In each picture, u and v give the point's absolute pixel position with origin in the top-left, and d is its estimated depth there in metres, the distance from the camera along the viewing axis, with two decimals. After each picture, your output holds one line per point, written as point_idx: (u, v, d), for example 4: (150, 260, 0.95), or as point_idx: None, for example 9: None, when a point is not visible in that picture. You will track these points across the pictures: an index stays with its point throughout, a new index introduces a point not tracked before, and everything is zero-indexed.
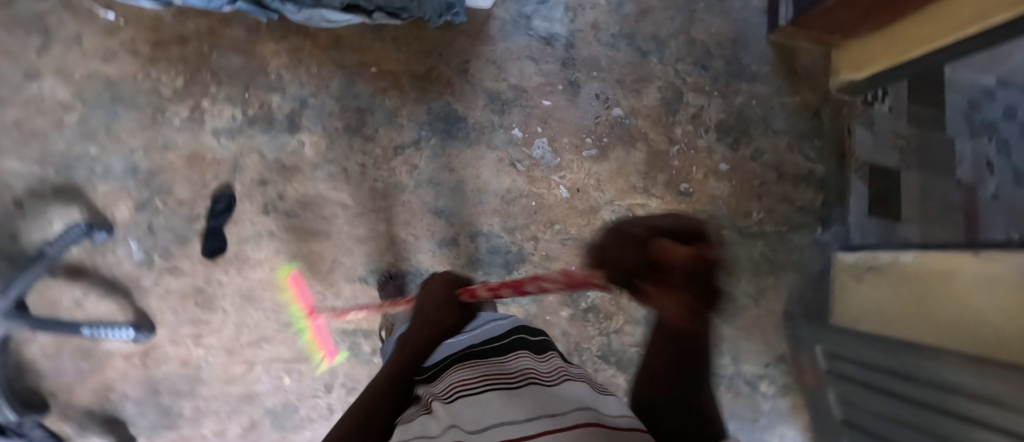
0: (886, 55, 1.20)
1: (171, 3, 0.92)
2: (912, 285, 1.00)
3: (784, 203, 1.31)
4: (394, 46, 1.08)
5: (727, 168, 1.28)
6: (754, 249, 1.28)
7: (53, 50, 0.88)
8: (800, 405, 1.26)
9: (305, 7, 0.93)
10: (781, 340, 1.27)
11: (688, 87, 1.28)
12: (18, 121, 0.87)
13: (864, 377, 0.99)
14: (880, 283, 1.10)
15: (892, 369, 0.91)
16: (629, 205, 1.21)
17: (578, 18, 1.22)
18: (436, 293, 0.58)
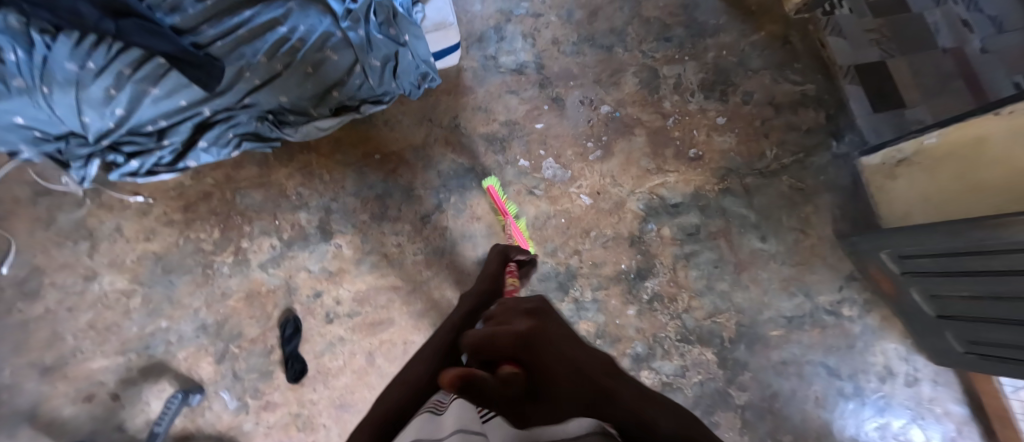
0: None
1: (187, 168, 1.02)
2: (952, 164, 1.02)
3: (790, 132, 1.34)
4: (388, 128, 1.15)
5: (724, 120, 1.31)
6: (781, 184, 1.29)
7: (101, 248, 0.97)
8: (888, 315, 1.25)
9: (298, 123, 1.07)
10: (842, 260, 1.27)
11: (660, 61, 1.33)
12: (92, 321, 0.93)
13: (943, 266, 0.99)
14: (916, 174, 1.11)
15: (970, 250, 0.90)
16: (651, 188, 1.22)
17: (538, 41, 1.28)
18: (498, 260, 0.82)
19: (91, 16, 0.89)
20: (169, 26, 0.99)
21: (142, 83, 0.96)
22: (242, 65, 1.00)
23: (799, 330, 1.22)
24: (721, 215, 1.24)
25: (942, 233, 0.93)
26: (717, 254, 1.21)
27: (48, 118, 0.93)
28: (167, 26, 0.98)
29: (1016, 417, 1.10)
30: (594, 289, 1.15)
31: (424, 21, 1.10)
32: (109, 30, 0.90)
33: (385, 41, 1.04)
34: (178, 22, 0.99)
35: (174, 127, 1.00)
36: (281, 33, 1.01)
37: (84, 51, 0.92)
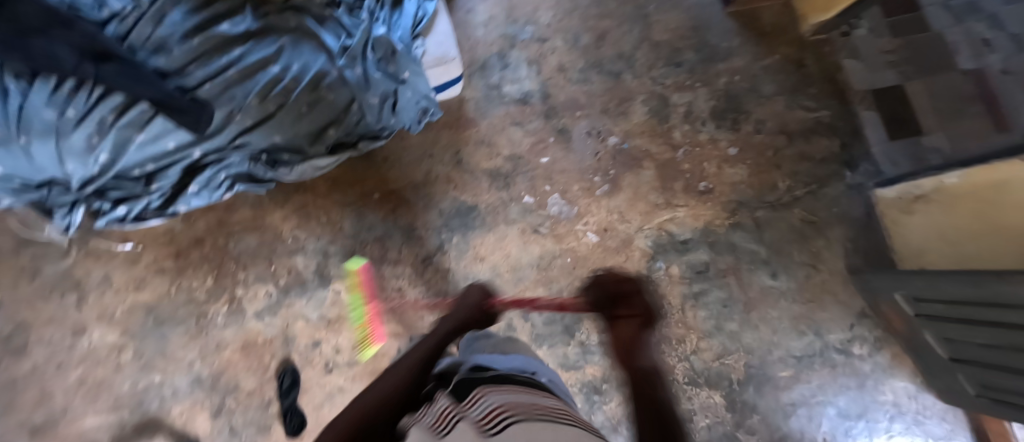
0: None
1: (177, 212, 0.99)
2: None
3: (804, 162, 1.29)
4: (387, 165, 1.11)
5: (736, 151, 1.27)
6: (793, 217, 1.25)
7: (89, 301, 0.94)
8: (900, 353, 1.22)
9: (293, 162, 1.02)
10: (854, 296, 1.24)
11: (670, 88, 1.28)
12: (84, 377, 0.91)
13: (955, 313, 0.96)
14: None
15: (981, 300, 0.87)
16: (658, 224, 1.19)
17: (543, 68, 1.23)
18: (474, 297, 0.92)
19: (69, 64, 0.87)
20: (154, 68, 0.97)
21: (127, 129, 0.93)
22: (232, 107, 0.97)
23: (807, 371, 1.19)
24: (730, 251, 1.20)
25: (953, 279, 0.92)
26: (726, 293, 1.18)
27: (29, 166, 0.90)
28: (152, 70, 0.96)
29: None
30: (600, 332, 1.09)
31: (424, 55, 1.07)
32: (89, 76, 0.88)
33: (382, 80, 1.02)
34: (164, 64, 0.97)
35: (162, 172, 0.98)
36: (274, 73, 0.98)
37: (64, 98, 0.90)
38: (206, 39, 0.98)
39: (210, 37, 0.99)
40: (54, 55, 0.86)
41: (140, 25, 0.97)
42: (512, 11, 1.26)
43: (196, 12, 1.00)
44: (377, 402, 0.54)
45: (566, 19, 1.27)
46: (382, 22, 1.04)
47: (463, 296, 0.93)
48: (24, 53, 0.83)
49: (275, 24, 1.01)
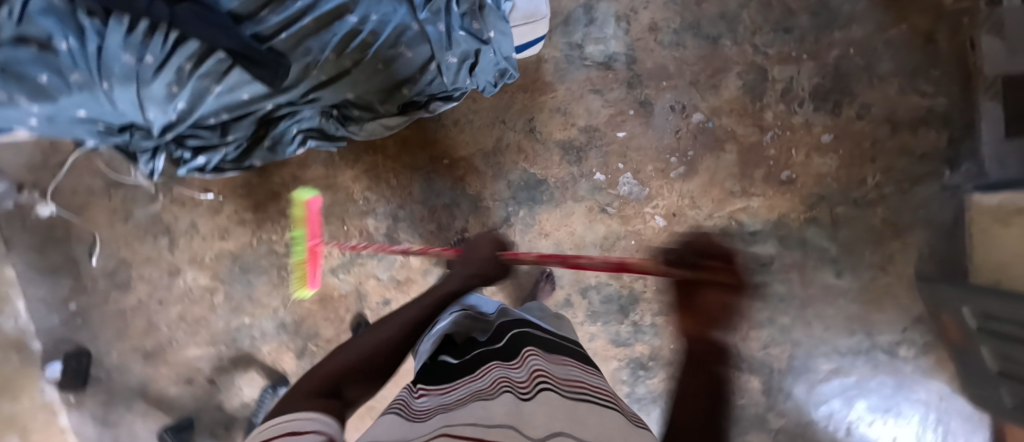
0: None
1: (252, 165, 0.99)
2: None
3: (903, 156, 1.18)
4: (457, 129, 1.07)
5: (829, 139, 1.16)
6: (875, 217, 1.18)
7: (180, 245, 1.00)
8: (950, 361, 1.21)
9: (364, 120, 0.99)
10: (915, 301, 1.21)
11: (771, 59, 1.13)
12: (182, 313, 1.00)
13: None
14: None
15: None
16: (728, 213, 1.15)
17: (632, 25, 1.10)
18: (485, 248, 0.81)
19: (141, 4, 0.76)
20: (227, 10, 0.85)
21: (205, 80, 0.85)
22: (309, 61, 0.88)
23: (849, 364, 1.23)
24: (799, 247, 1.17)
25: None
26: (784, 289, 1.19)
27: (112, 111, 0.85)
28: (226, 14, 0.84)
29: None
30: (654, 314, 1.14)
31: (513, 11, 0.94)
32: (164, 18, 0.78)
33: (468, 39, 0.91)
34: (236, 6, 0.85)
35: (237, 121, 0.94)
36: (352, 24, 0.87)
37: (139, 42, 0.80)
38: None
39: None
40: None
41: None
42: None
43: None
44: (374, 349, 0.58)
45: None
46: None
47: (469, 247, 0.83)
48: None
49: None
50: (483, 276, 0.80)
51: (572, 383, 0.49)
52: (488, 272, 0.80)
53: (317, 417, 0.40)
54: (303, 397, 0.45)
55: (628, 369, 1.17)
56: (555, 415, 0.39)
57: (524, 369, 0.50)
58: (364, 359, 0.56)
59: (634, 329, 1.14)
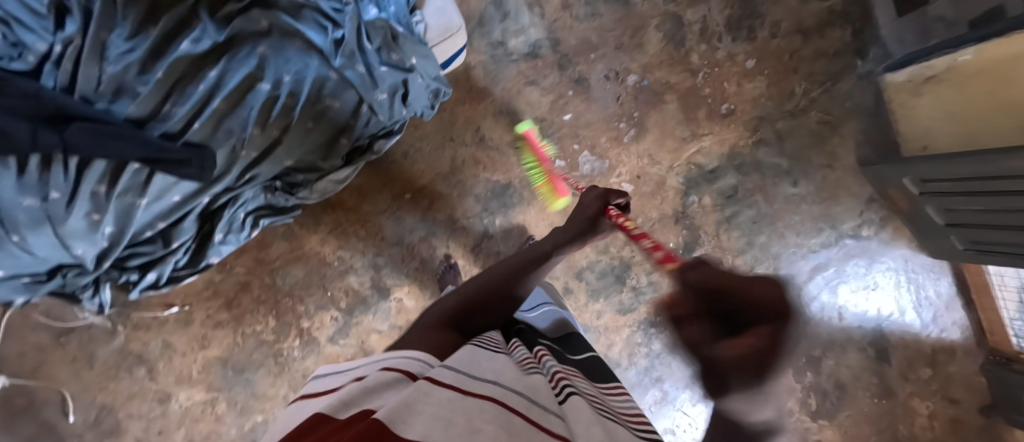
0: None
1: (210, 264, 0.92)
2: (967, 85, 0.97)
3: (818, 59, 1.26)
4: (409, 160, 1.04)
5: (753, 63, 1.22)
6: (810, 122, 1.26)
7: (160, 369, 0.93)
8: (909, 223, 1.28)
9: (311, 183, 0.93)
10: (864, 185, 1.28)
11: (682, 3, 1.17)
12: (189, 435, 0.94)
13: (960, 188, 1.01)
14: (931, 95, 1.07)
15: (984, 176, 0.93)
16: (686, 158, 1.19)
17: (545, 9, 1.09)
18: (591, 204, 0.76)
19: (23, 138, 0.68)
20: (126, 117, 0.78)
21: (127, 197, 0.79)
22: (234, 143, 0.83)
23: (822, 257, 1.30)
24: (756, 169, 1.24)
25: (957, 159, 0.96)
26: (755, 211, 1.24)
27: (33, 260, 0.77)
28: (124, 122, 0.77)
29: (994, 289, 1.20)
30: (648, 273, 1.18)
31: (427, 31, 0.91)
32: (55, 146, 0.71)
33: (392, 74, 0.86)
34: (133, 110, 0.78)
35: (177, 225, 0.86)
36: (266, 92, 0.82)
37: (37, 180, 0.73)
38: (169, 66, 0.78)
39: (173, 62, 0.78)
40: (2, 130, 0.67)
41: (82, 68, 0.75)
42: None
43: (140, 32, 0.77)
44: (503, 275, 0.62)
45: None
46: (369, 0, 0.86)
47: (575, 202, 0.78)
48: None
49: (245, 27, 0.80)
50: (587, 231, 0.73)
51: (600, 394, 0.49)
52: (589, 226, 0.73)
53: (408, 357, 0.44)
54: (423, 332, 0.52)
55: (641, 332, 1.20)
56: (581, 414, 0.38)
57: (548, 367, 0.52)
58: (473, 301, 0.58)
59: (635, 294, 1.18)
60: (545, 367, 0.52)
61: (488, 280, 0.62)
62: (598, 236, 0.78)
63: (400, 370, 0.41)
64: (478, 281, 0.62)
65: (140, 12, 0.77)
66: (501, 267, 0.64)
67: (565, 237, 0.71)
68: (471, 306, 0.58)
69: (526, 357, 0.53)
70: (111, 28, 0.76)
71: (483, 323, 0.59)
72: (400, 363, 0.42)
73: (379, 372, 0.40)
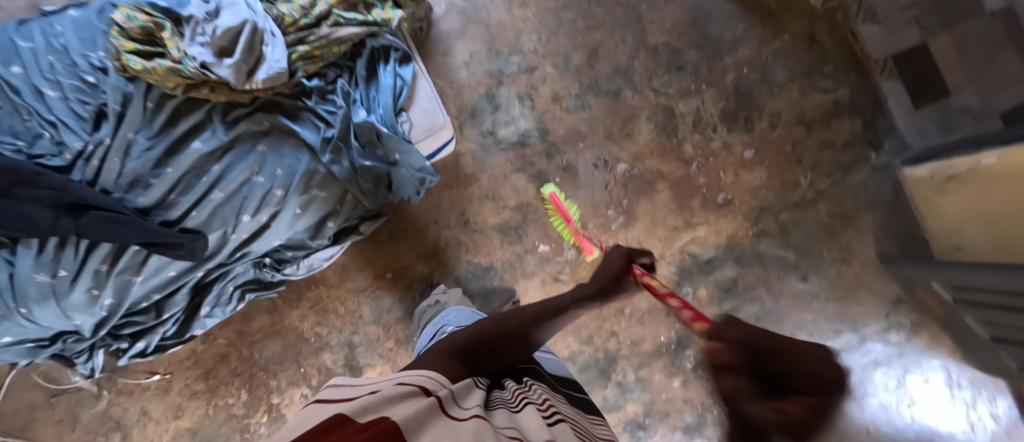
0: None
1: (194, 335, 0.96)
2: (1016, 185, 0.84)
3: (825, 150, 1.20)
4: (393, 242, 1.07)
5: (752, 153, 1.19)
6: (819, 214, 1.18)
7: (135, 436, 0.97)
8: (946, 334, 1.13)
9: (298, 258, 0.95)
10: (888, 283, 1.16)
11: (674, 97, 1.19)
12: None
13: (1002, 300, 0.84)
14: (971, 193, 0.93)
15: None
16: (677, 247, 1.17)
17: (535, 102, 1.15)
18: (614, 263, 0.72)
19: (45, 222, 0.74)
20: (134, 207, 0.82)
21: (124, 275, 0.82)
22: (227, 229, 0.85)
23: (869, 349, 1.17)
24: (758, 261, 1.17)
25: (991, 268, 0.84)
26: (757, 306, 1.18)
27: (38, 329, 0.82)
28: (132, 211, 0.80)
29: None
30: (636, 369, 1.11)
31: (411, 129, 0.92)
32: (71, 231, 0.76)
33: (375, 166, 0.87)
34: (143, 200, 0.81)
35: (170, 297, 0.90)
36: (260, 185, 0.84)
37: (51, 258, 0.78)
38: (179, 162, 0.82)
39: (185, 158, 0.82)
40: (28, 217, 0.73)
41: (106, 163, 0.80)
42: (493, 41, 1.16)
43: (161, 134, 0.82)
44: (519, 321, 0.59)
45: (552, 38, 1.17)
46: (360, 104, 0.88)
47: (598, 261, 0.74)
48: None
49: (248, 129, 0.84)
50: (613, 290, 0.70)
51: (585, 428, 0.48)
52: (615, 286, 0.70)
53: (423, 378, 0.41)
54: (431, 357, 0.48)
55: (626, 432, 1.12)
56: None
57: (540, 397, 0.50)
58: (488, 336, 0.56)
59: (620, 388, 1.11)
60: (536, 397, 0.50)
61: (503, 322, 0.58)
62: (620, 296, 0.73)
63: (414, 387, 0.39)
64: (493, 321, 0.59)
65: (163, 120, 0.82)
66: (526, 309, 0.62)
67: (586, 291, 0.67)
68: (483, 344, 0.55)
69: (520, 390, 0.51)
70: (135, 129, 0.81)
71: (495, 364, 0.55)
72: (414, 382, 0.40)
73: (391, 387, 0.38)
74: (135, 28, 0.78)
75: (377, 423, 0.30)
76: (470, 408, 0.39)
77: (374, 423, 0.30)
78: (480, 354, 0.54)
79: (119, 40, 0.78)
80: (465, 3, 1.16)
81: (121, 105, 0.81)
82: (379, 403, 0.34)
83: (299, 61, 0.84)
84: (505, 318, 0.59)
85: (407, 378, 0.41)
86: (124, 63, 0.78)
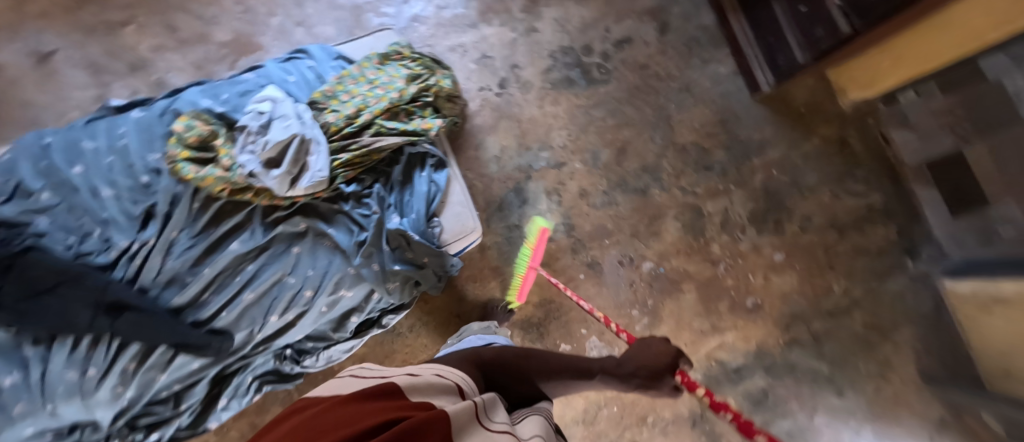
0: (913, 18, 0.79)
1: (208, 428, 0.93)
2: None
3: (858, 257, 1.15)
4: (414, 333, 1.08)
5: (783, 256, 1.16)
6: (854, 324, 1.12)
7: None
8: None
9: (318, 350, 0.94)
10: (931, 404, 1.07)
11: (702, 197, 1.18)
12: None
13: None
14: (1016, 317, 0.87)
15: None
16: (703, 352, 1.13)
17: (563, 198, 1.17)
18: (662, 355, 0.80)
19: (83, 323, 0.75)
20: (167, 305, 0.83)
21: (150, 371, 0.84)
22: (253, 328, 0.86)
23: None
24: (789, 372, 1.11)
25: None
26: (792, 422, 1.09)
27: (58, 424, 0.81)
28: (166, 310, 0.82)
29: None
30: None
31: (441, 234, 0.93)
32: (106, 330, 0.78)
33: (405, 269, 0.89)
34: (177, 299, 0.83)
35: (189, 389, 0.89)
36: (291, 285, 0.87)
37: (83, 356, 0.81)
38: (216, 262, 0.85)
39: (221, 259, 0.85)
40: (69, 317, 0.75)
41: (147, 262, 0.82)
42: (524, 136, 1.20)
43: (203, 234, 0.85)
44: (540, 364, 0.69)
45: (582, 135, 1.20)
46: (394, 209, 0.91)
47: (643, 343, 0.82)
48: (34, 316, 0.73)
49: (285, 230, 0.87)
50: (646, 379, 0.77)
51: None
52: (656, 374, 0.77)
53: (454, 372, 0.52)
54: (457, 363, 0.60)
55: None
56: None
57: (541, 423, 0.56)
58: (514, 363, 0.67)
59: None
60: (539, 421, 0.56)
61: (528, 357, 0.70)
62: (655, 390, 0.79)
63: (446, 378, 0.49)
64: (521, 354, 0.70)
65: (206, 221, 0.85)
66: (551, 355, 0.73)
67: (617, 365, 0.76)
68: (500, 366, 0.66)
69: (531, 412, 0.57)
70: (180, 226, 0.84)
71: (506, 385, 0.64)
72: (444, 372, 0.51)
73: (430, 374, 0.49)
74: (191, 137, 0.83)
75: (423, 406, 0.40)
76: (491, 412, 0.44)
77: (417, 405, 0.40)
78: (495, 375, 0.64)
79: (177, 148, 0.83)
80: (499, 99, 1.21)
81: (170, 204, 0.84)
82: (420, 388, 0.44)
83: (340, 168, 0.87)
84: (530, 356, 0.70)
85: (437, 367, 0.52)
86: (177, 170, 0.83)
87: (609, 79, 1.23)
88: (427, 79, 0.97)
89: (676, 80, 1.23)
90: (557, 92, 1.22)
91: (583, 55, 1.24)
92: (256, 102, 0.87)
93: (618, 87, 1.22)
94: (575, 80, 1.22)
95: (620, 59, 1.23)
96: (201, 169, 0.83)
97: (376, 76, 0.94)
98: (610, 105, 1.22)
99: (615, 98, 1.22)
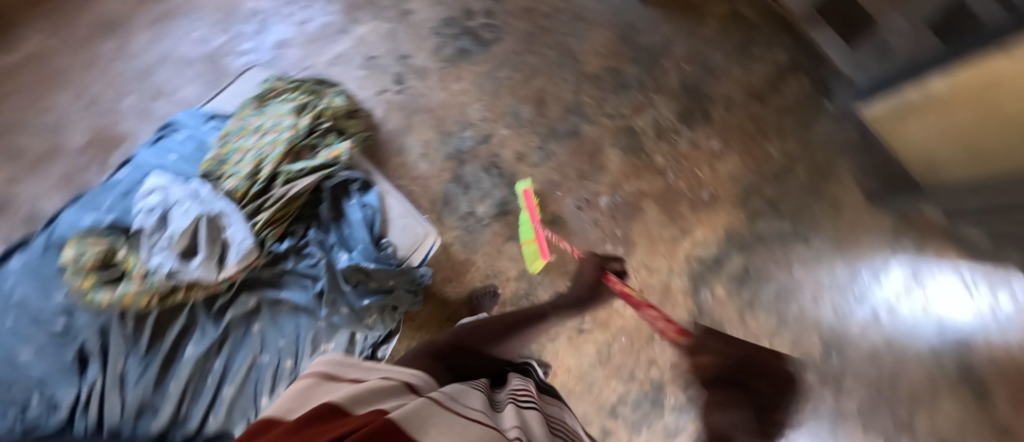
0: None
1: None
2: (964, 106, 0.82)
3: (785, 115, 1.17)
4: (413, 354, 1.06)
5: (720, 141, 1.18)
6: (800, 175, 1.14)
7: None
8: (952, 227, 1.05)
9: None
10: (881, 217, 1.10)
11: (628, 116, 1.18)
12: None
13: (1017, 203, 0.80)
14: (926, 118, 0.92)
15: None
16: (682, 257, 1.15)
17: (501, 167, 1.14)
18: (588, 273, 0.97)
19: None
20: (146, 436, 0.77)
21: None
22: (249, 418, 0.80)
23: (859, 286, 1.08)
24: (760, 243, 1.13)
25: (992, 189, 0.84)
26: (777, 285, 1.11)
27: None
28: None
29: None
30: (685, 389, 1.07)
31: (396, 251, 0.89)
32: None
33: (375, 300, 0.84)
34: (154, 425, 0.77)
35: None
36: (267, 363, 0.82)
37: None
38: (178, 373, 0.79)
39: (182, 367, 0.79)
40: None
41: (105, 403, 0.76)
42: (441, 122, 1.16)
43: (152, 351, 0.79)
44: (479, 335, 0.73)
45: (496, 99, 1.17)
46: (339, 247, 0.88)
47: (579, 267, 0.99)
48: None
49: (236, 313, 0.83)
50: (583, 296, 0.93)
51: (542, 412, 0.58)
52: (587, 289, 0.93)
53: (403, 374, 0.50)
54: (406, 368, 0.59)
55: None
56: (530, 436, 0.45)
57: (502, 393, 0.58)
58: (458, 341, 0.71)
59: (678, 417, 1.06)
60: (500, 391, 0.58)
61: (472, 331, 0.74)
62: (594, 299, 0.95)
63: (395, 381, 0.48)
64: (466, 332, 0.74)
65: (148, 338, 0.79)
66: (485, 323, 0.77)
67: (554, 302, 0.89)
68: (450, 352, 0.68)
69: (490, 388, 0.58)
70: (124, 354, 0.78)
71: (463, 367, 0.66)
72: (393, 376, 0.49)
73: (376, 381, 0.46)
74: (88, 261, 0.74)
75: (377, 413, 0.38)
76: (453, 400, 0.44)
77: (371, 414, 0.37)
78: (452, 361, 0.66)
79: (77, 278, 0.75)
80: (401, 96, 1.16)
81: (101, 336, 0.77)
82: (369, 397, 0.42)
83: (265, 229, 0.82)
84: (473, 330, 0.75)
85: (383, 374, 0.49)
86: (90, 301, 0.75)
87: (500, 35, 1.19)
88: (315, 106, 0.93)
89: (564, 12, 1.21)
90: (456, 67, 1.17)
91: (466, 22, 1.19)
92: (142, 198, 0.79)
93: (512, 40, 1.19)
94: (468, 49, 1.18)
95: (503, 12, 1.20)
96: (114, 289, 0.75)
97: (261, 121, 0.88)
98: (511, 60, 1.18)
99: (513, 52, 1.19)
